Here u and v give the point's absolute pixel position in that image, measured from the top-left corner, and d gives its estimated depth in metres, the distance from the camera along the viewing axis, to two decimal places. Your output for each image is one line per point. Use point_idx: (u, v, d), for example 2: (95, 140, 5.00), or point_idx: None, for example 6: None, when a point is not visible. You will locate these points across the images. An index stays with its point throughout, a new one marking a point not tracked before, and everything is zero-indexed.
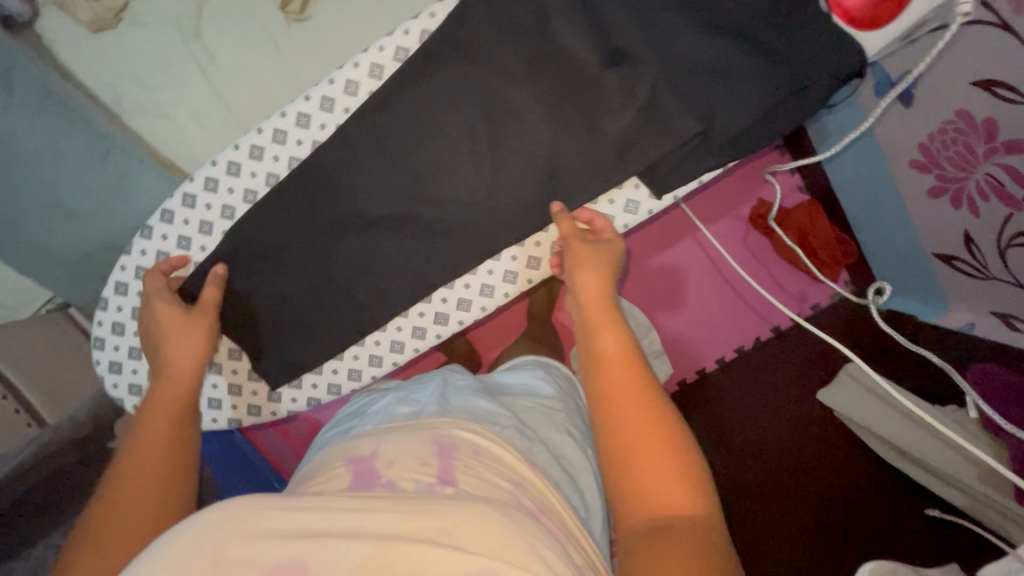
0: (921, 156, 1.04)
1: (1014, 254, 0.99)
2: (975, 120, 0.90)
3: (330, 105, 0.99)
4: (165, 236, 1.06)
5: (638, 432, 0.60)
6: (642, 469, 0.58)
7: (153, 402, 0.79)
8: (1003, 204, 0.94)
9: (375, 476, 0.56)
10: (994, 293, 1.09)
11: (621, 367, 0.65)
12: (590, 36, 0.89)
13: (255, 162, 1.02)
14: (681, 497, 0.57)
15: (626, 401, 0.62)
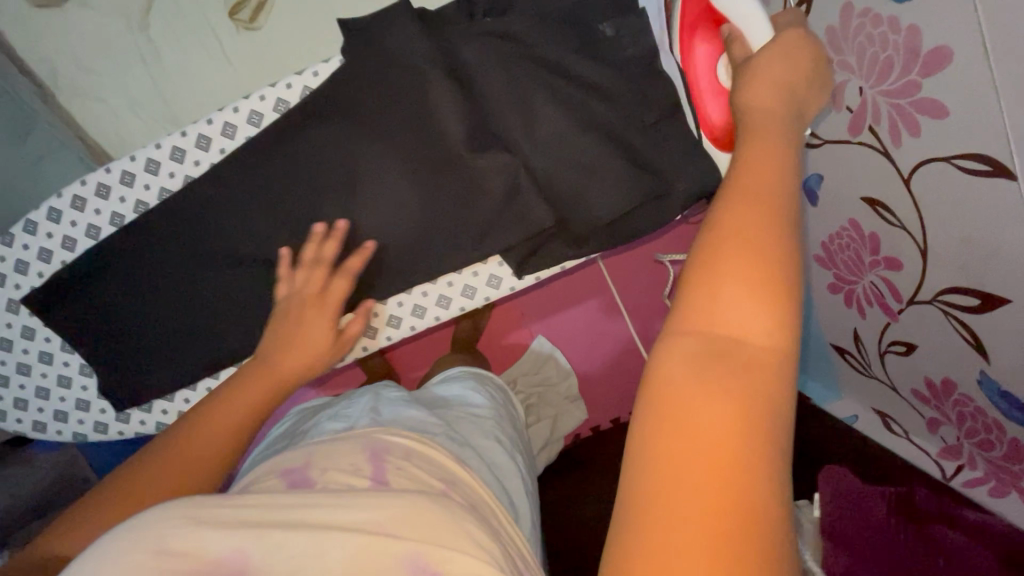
0: (821, 253, 1.17)
1: (889, 357, 1.14)
2: (862, 232, 1.03)
3: (258, 121, 0.92)
4: (50, 233, 0.93)
5: (725, 373, 0.38)
6: (713, 378, 0.38)
7: (235, 394, 0.72)
8: (884, 312, 1.09)
9: (308, 482, 0.56)
10: (874, 391, 1.25)
11: (743, 238, 0.42)
12: (465, 115, 0.88)
13: (177, 162, 0.93)
14: (739, 435, 0.36)
15: (726, 286, 0.40)
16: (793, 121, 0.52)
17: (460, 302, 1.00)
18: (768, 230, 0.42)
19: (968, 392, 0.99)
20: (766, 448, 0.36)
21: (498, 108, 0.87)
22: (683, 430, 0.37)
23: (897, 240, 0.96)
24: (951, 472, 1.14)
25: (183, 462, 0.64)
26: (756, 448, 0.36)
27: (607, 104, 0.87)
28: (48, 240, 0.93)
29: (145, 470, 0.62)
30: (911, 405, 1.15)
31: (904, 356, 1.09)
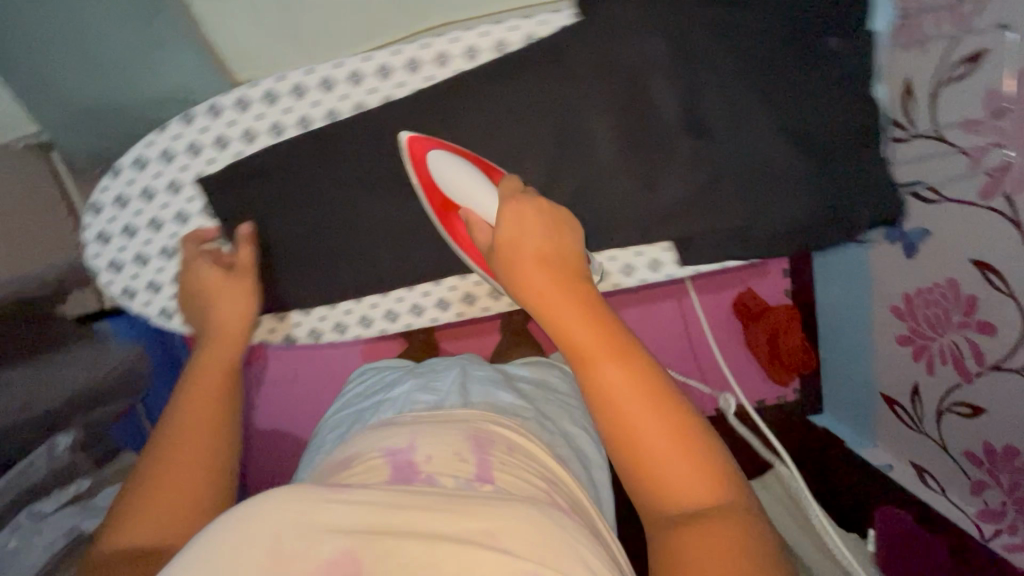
0: (901, 304, 1.14)
1: (948, 417, 1.09)
2: (960, 292, 1.00)
3: (415, 69, 0.92)
4: (211, 124, 0.96)
5: (653, 437, 0.54)
6: (666, 485, 0.54)
7: (200, 359, 0.78)
8: (956, 372, 1.05)
9: (413, 471, 0.54)
10: (915, 445, 1.20)
11: (626, 388, 0.55)
12: (677, 94, 0.88)
13: (323, 92, 0.94)
14: (681, 450, 0.54)
15: (638, 423, 0.54)
16: (563, 240, 0.67)
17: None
18: (629, 363, 0.56)
19: None
20: (730, 505, 0.53)
21: (703, 94, 0.88)
22: (684, 532, 0.51)
23: (998, 307, 0.94)
24: (986, 535, 1.04)
25: (209, 437, 0.68)
26: (728, 509, 0.53)
27: (807, 127, 0.88)
28: (206, 133, 0.96)
29: (178, 456, 0.65)
30: (957, 464, 1.09)
31: (966, 418, 1.05)
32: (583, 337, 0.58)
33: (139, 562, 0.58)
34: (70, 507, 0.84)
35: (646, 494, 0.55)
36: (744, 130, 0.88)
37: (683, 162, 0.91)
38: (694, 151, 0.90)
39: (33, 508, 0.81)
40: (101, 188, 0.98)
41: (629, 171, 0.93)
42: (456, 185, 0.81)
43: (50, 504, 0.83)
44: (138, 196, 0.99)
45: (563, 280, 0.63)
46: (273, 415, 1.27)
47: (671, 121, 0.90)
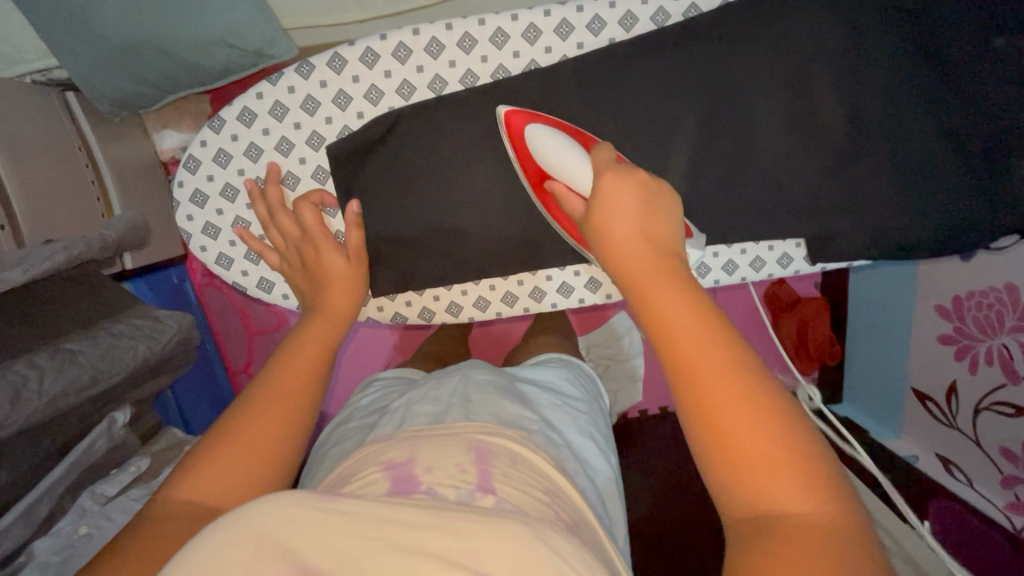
0: (949, 304, 1.10)
1: (987, 415, 1.04)
2: (1017, 298, 0.97)
3: (535, 36, 0.65)
4: (324, 82, 0.68)
5: (742, 409, 0.40)
6: (751, 483, 0.39)
7: (302, 332, 0.59)
8: (1001, 373, 1.02)
9: (413, 482, 0.50)
10: (946, 439, 1.15)
11: (712, 363, 0.42)
12: (842, 93, 0.62)
13: (432, 58, 0.67)
14: (774, 437, 0.39)
15: (727, 405, 0.40)
16: (660, 209, 0.53)
17: (579, 292, 0.79)
18: (717, 333, 0.44)
19: None
20: (845, 524, 0.37)
21: (867, 94, 0.62)
22: (777, 545, 0.36)
23: None
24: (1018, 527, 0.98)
25: (296, 422, 0.52)
26: (843, 533, 0.36)
27: None
28: (321, 90, 0.68)
29: (262, 417, 0.50)
30: (990, 459, 1.05)
31: (1006, 417, 1.01)
32: (664, 299, 0.46)
33: (179, 526, 0.44)
34: (135, 491, 0.77)
35: (726, 494, 0.40)
36: (908, 145, 0.63)
37: (897, 191, 0.64)
38: (844, 167, 0.64)
39: (96, 489, 0.74)
40: (175, 182, 0.72)
41: (845, 183, 0.65)
42: (552, 159, 0.58)
43: (113, 485, 0.76)
44: (221, 192, 0.72)
45: (653, 251, 0.50)
46: None
47: (830, 133, 0.63)
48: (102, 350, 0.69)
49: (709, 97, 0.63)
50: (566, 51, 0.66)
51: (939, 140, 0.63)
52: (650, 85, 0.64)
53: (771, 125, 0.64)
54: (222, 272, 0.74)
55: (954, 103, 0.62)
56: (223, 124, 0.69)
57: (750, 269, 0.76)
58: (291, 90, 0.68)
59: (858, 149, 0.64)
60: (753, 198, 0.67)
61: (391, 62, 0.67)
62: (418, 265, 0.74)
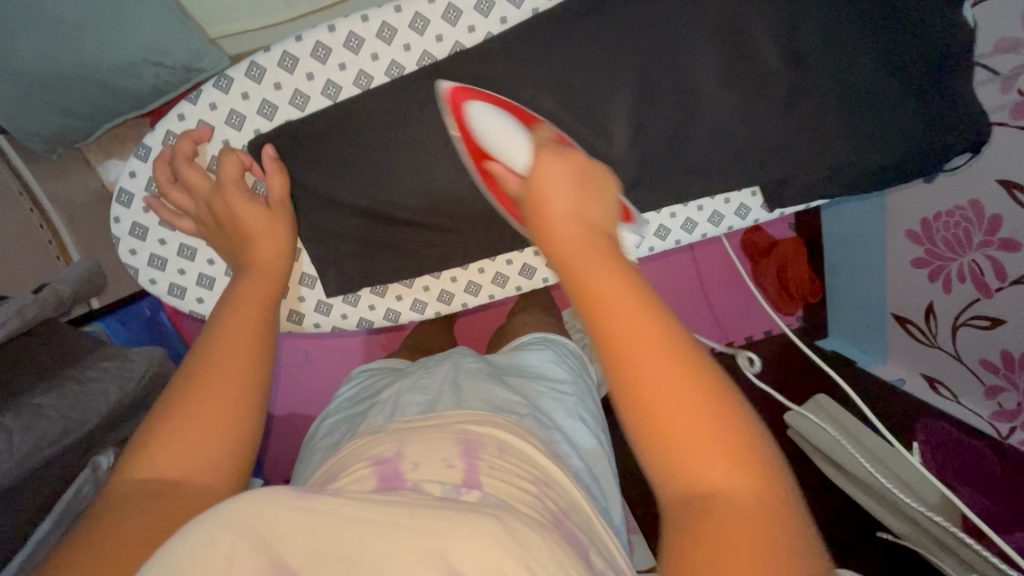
0: (918, 229, 1.10)
1: (965, 330, 1.07)
2: (982, 213, 0.97)
3: (456, 16, 0.63)
4: (246, 93, 0.66)
5: (670, 383, 0.37)
6: (680, 461, 0.37)
7: (239, 288, 0.58)
8: (975, 288, 1.03)
9: (400, 479, 0.50)
10: (930, 359, 1.18)
11: (645, 343, 0.38)
12: (780, 36, 0.61)
13: (352, 53, 0.64)
14: (710, 408, 0.37)
15: (653, 385, 0.37)
16: (596, 182, 0.50)
17: (542, 271, 0.78)
18: (648, 309, 0.40)
19: None
20: (768, 503, 0.35)
21: (803, 29, 0.61)
22: (703, 534, 0.34)
23: None
24: (1004, 433, 1.02)
25: (241, 404, 0.51)
26: (770, 515, 0.35)
27: None
28: (243, 102, 0.65)
29: (211, 389, 0.50)
30: (971, 371, 1.08)
31: (982, 331, 1.04)
32: (593, 267, 0.42)
33: (148, 505, 0.45)
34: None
35: (661, 474, 0.37)
36: (853, 76, 0.62)
37: (846, 125, 0.63)
38: (793, 108, 0.63)
39: None
40: (111, 218, 0.69)
41: (794, 124, 0.64)
42: (483, 132, 0.56)
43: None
44: (160, 222, 0.69)
45: (585, 224, 0.45)
46: (289, 400, 1.27)
47: (770, 76, 0.62)
48: (71, 399, 0.69)
49: (645, 58, 0.62)
50: (491, 27, 0.64)
51: (883, 69, 0.62)
52: (582, 53, 0.62)
53: (711, 76, 0.63)
54: (176, 302, 0.72)
55: (886, 28, 0.61)
56: (149, 151, 0.67)
57: (709, 224, 0.75)
58: (212, 106, 0.65)
59: (803, 89, 0.62)
60: (705, 152, 0.66)
61: (311, 64, 0.65)
62: (378, 262, 0.73)
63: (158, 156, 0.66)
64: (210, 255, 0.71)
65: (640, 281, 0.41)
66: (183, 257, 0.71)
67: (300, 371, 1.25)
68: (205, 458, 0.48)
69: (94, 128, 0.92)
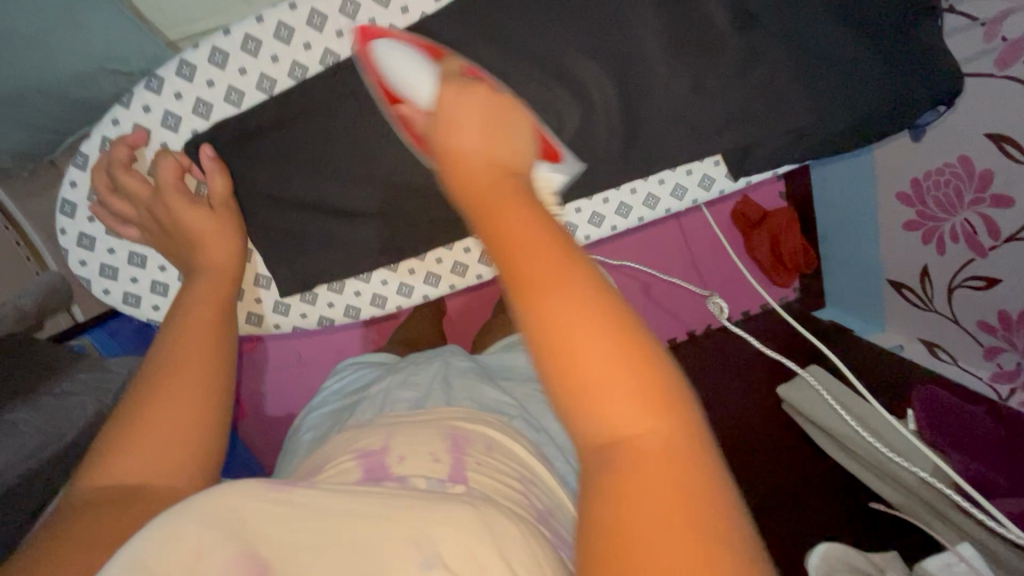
0: (908, 189, 1.06)
1: (962, 292, 1.04)
2: (972, 169, 0.94)
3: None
4: (180, 93, 0.64)
5: (576, 323, 0.32)
6: (595, 411, 0.31)
7: (196, 294, 0.57)
8: (969, 249, 1.00)
9: (384, 471, 0.48)
10: (928, 323, 1.15)
11: (554, 276, 0.33)
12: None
13: (283, 44, 0.63)
14: (624, 355, 0.32)
15: (565, 320, 0.32)
16: (513, 118, 0.45)
17: None
18: (563, 245, 0.35)
19: None
20: (688, 448, 0.31)
21: None
22: (617, 481, 0.30)
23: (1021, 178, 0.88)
24: (1004, 395, 1.01)
25: (209, 412, 0.50)
26: (690, 466, 0.30)
27: None
28: (176, 103, 0.64)
29: (177, 390, 0.49)
30: (969, 334, 1.06)
31: (980, 291, 1.01)
32: (501, 201, 0.37)
33: (111, 509, 0.43)
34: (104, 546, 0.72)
35: (575, 423, 0.32)
36: (807, 34, 0.59)
37: (806, 84, 0.60)
38: (748, 70, 0.60)
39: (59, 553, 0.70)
40: (58, 230, 0.68)
41: (754, 87, 0.61)
42: (400, 79, 0.52)
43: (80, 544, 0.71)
44: (107, 231, 0.68)
45: (494, 167, 0.40)
46: (282, 400, 1.27)
47: (721, 39, 0.59)
48: (46, 415, 0.69)
49: (590, 27, 0.59)
50: (425, 8, 0.62)
51: (839, 21, 0.59)
52: (522, 27, 0.60)
53: (661, 43, 0.60)
54: (133, 310, 0.72)
55: None
56: (86, 159, 0.66)
57: (673, 199, 0.73)
58: (146, 109, 0.64)
59: (756, 51, 0.60)
60: (663, 122, 0.63)
61: (242, 57, 0.63)
62: (333, 258, 0.72)
63: (96, 164, 0.65)
64: (160, 261, 0.70)
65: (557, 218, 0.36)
66: (133, 265, 0.70)
67: (289, 370, 1.26)
68: (173, 464, 0.47)
69: (60, 141, 0.91)
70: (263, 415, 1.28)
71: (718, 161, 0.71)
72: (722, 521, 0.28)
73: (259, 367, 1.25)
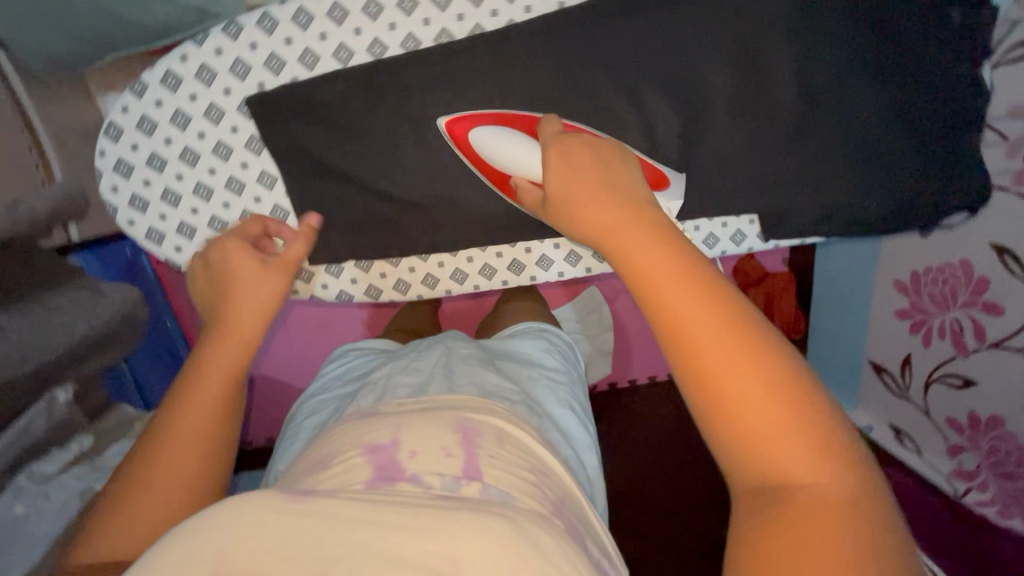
0: (906, 280, 1.10)
1: (937, 387, 1.09)
2: (970, 274, 0.98)
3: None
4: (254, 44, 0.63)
5: (747, 384, 0.39)
6: (757, 454, 0.38)
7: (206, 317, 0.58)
8: (952, 346, 1.04)
9: (396, 470, 0.48)
10: (900, 410, 1.20)
11: (712, 338, 0.40)
12: (796, 66, 0.59)
13: (366, 18, 0.62)
14: (786, 403, 0.38)
15: (735, 388, 0.39)
16: (625, 176, 0.51)
17: (532, 269, 0.77)
18: (712, 304, 0.41)
19: (1015, 429, 0.97)
20: (852, 487, 0.37)
21: (822, 66, 0.59)
22: (779, 517, 0.37)
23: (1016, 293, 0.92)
24: (959, 492, 1.08)
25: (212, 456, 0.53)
26: (851, 499, 0.37)
27: None
28: (250, 53, 0.63)
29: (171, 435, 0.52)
30: (934, 426, 1.11)
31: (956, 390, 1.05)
32: (646, 261, 0.43)
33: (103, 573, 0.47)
34: (78, 469, 0.71)
35: (736, 464, 0.40)
36: (862, 118, 0.60)
37: (852, 166, 0.62)
38: (801, 142, 0.61)
39: (33, 468, 0.68)
40: (97, 152, 0.67)
41: (807, 159, 0.62)
42: (505, 158, 0.59)
43: (52, 464, 0.70)
44: (147, 163, 0.67)
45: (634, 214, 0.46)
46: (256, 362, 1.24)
47: (784, 107, 0.61)
48: (34, 326, 0.67)
49: (663, 68, 0.61)
50: (513, 16, 0.61)
51: (896, 114, 0.60)
52: (599, 56, 0.61)
53: (728, 99, 0.61)
54: (152, 248, 0.70)
55: (901, 66, 0.59)
56: (145, 88, 0.64)
57: (705, 246, 0.73)
58: (217, 52, 0.63)
59: (811, 123, 0.61)
60: (718, 173, 0.64)
61: (326, 24, 0.62)
62: (365, 237, 0.72)
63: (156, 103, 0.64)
64: (194, 205, 0.69)
65: (709, 276, 0.42)
66: (166, 202, 0.69)
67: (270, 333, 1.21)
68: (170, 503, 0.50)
69: (96, 60, 0.85)
70: None
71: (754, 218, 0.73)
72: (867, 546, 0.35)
73: None
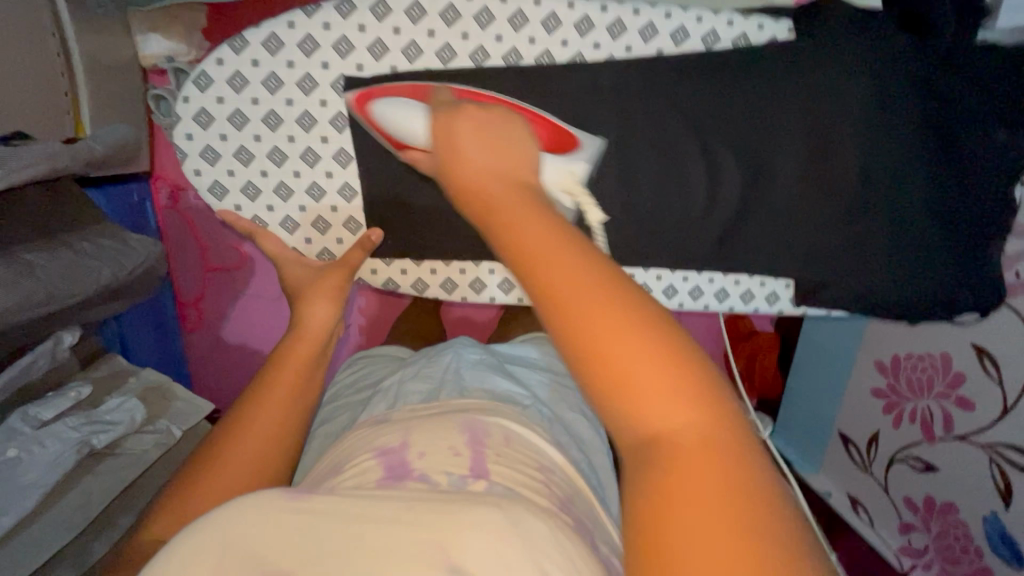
0: (886, 361, 1.17)
1: (900, 466, 1.15)
2: (948, 366, 1.04)
3: (587, 30, 0.64)
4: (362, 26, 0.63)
5: (604, 315, 0.32)
6: (630, 409, 0.31)
7: (280, 351, 0.59)
8: (920, 431, 1.11)
9: (405, 468, 0.47)
10: (858, 483, 1.26)
11: (571, 276, 0.33)
12: (863, 151, 0.62)
13: (476, 25, 0.64)
14: (644, 339, 0.32)
15: (594, 327, 0.32)
16: (506, 133, 0.45)
17: None
18: (567, 239, 0.35)
19: (965, 519, 1.03)
20: (731, 434, 0.31)
21: (883, 156, 0.62)
22: (659, 486, 0.30)
23: (986, 392, 0.98)
24: (905, 566, 1.16)
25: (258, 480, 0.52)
26: (722, 446, 0.30)
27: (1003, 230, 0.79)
28: (358, 34, 0.63)
29: (238, 452, 0.52)
30: (893, 504, 1.17)
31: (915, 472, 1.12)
32: (509, 211, 0.38)
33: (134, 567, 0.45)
34: (73, 419, 0.70)
35: (610, 420, 0.32)
36: (902, 209, 0.64)
37: (889, 251, 0.66)
38: (848, 222, 0.65)
39: (29, 411, 0.66)
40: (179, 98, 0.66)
41: (849, 237, 0.66)
42: (399, 129, 0.62)
43: (49, 410, 0.67)
44: (228, 118, 0.66)
45: (498, 175, 0.42)
46: (243, 329, 1.21)
47: (843, 187, 0.64)
48: (61, 267, 0.62)
49: (735, 129, 0.64)
50: (614, 51, 0.65)
51: (933, 212, 0.64)
52: (687, 105, 0.65)
53: (796, 169, 0.64)
54: (213, 201, 0.70)
55: (950, 172, 0.64)
56: (245, 45, 0.63)
57: (739, 299, 0.79)
58: (325, 26, 0.63)
59: (863, 205, 0.64)
60: (775, 235, 0.68)
61: (436, 22, 0.63)
62: (417, 230, 0.72)
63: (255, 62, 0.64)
64: (264, 167, 0.69)
65: (546, 213, 0.37)
66: (238, 159, 0.68)
67: (261, 305, 1.19)
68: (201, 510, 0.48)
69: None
70: (220, 338, 1.21)
71: (786, 282, 0.77)
72: (764, 505, 0.29)
73: (232, 290, 1.17)
